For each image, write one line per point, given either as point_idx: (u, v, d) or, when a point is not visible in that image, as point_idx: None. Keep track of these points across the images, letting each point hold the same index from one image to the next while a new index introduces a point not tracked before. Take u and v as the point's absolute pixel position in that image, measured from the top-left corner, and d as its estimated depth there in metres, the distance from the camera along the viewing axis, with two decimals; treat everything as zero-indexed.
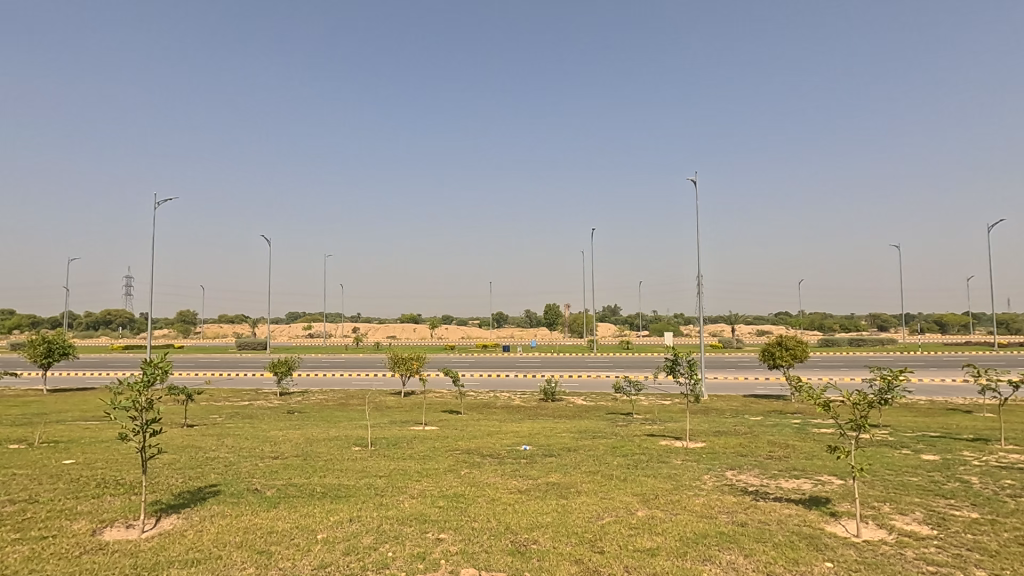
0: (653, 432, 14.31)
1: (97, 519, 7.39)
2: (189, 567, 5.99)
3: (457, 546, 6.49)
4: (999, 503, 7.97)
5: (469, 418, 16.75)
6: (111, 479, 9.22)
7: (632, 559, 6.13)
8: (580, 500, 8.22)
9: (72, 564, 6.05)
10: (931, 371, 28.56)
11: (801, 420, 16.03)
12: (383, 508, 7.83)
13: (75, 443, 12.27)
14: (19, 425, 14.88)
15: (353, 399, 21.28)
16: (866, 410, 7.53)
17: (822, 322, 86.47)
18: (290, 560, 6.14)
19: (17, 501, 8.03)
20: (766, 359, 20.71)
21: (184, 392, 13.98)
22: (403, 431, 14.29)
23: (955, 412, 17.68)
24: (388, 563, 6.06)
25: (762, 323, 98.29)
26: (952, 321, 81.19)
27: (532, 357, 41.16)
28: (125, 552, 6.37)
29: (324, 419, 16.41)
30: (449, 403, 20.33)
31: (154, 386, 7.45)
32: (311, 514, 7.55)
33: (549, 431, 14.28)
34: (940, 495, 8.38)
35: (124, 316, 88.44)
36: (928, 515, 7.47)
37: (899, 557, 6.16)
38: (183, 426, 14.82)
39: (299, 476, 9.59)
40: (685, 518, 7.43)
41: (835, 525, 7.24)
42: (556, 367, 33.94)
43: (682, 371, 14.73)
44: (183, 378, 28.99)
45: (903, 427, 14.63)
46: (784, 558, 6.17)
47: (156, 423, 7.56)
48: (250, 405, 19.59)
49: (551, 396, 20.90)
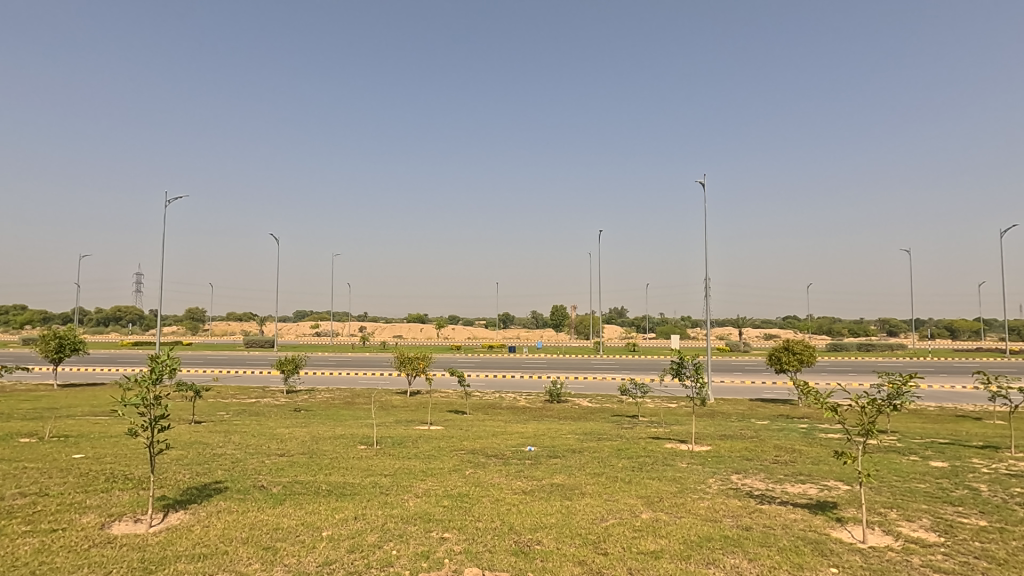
0: (657, 434, 14.36)
1: (106, 513, 7.47)
2: (195, 561, 6.05)
3: (460, 546, 6.52)
4: (1009, 511, 7.88)
5: (475, 419, 16.79)
6: (120, 474, 9.33)
7: (635, 561, 6.15)
8: (585, 502, 8.24)
9: (81, 556, 6.13)
10: (939, 378, 28.34)
11: (808, 425, 15.83)
12: (388, 507, 7.87)
13: (83, 439, 12.37)
14: (31, 420, 15.02)
15: (359, 398, 21.47)
16: (874, 416, 7.47)
17: (831, 326, 85.95)
18: (296, 557, 6.18)
19: (27, 494, 8.15)
20: (773, 364, 20.33)
21: (191, 388, 14.04)
22: (409, 430, 14.38)
23: (964, 419, 17.43)
24: (391, 561, 6.10)
25: (770, 326, 97.80)
26: (961, 327, 80.33)
27: (537, 359, 41.74)
28: (133, 545, 6.44)
29: (330, 418, 16.51)
30: (455, 404, 20.40)
31: (161, 381, 7.44)
32: (317, 512, 7.61)
33: (554, 432, 14.36)
34: (948, 502, 8.30)
35: (135, 312, 89.41)
36: (936, 523, 7.39)
37: (905, 564, 6.12)
38: (191, 423, 14.95)
39: (305, 473, 9.66)
40: (690, 521, 7.42)
41: (840, 530, 7.23)
42: (565, 368, 33.93)
43: (688, 373, 14.53)
44: (193, 375, 29.21)
45: (913, 434, 14.46)
46: (790, 563, 6.14)
47: (164, 419, 7.50)
48: (258, 402, 19.74)
49: (556, 397, 21.01)
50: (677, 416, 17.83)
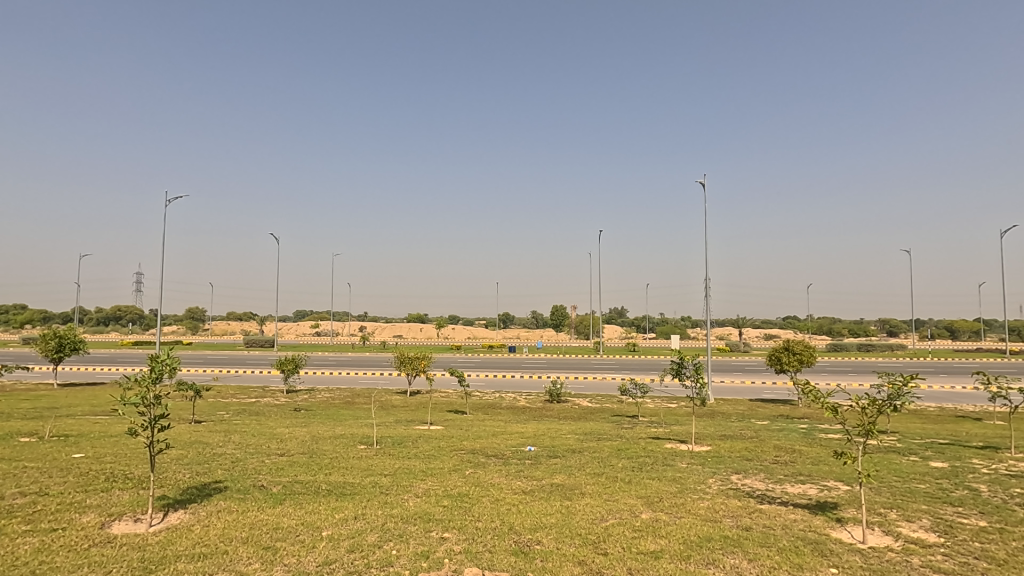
0: (657, 434, 14.37)
1: (106, 513, 7.48)
2: (195, 561, 6.05)
3: (460, 546, 6.52)
4: (1009, 511, 7.88)
5: (475, 418, 16.79)
6: (120, 474, 9.33)
7: (635, 561, 6.14)
8: (585, 502, 8.23)
9: (81, 556, 6.13)
10: (939, 378, 28.34)
11: (808, 425, 15.83)
12: (388, 506, 7.87)
13: (83, 438, 12.37)
14: (31, 419, 15.02)
15: (360, 397, 21.47)
16: (874, 416, 7.46)
17: (831, 327, 85.96)
18: (296, 557, 6.18)
19: (27, 493, 8.16)
20: (773, 364, 20.32)
21: (191, 387, 14.04)
22: (409, 430, 14.38)
23: (964, 419, 17.42)
24: (391, 561, 6.10)
25: (770, 327, 97.79)
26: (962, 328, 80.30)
27: (537, 358, 41.71)
28: (133, 545, 6.44)
29: (331, 417, 16.51)
30: (455, 403, 20.39)
31: (162, 381, 7.45)
32: (316, 512, 7.61)
33: (554, 432, 14.36)
34: (948, 503, 8.30)
35: (136, 312, 89.47)
36: (936, 523, 7.39)
37: (905, 564, 6.12)
38: (191, 423, 14.94)
39: (305, 473, 9.66)
40: (690, 521, 7.42)
41: (841, 530, 7.23)
42: (565, 368, 33.93)
43: (688, 374, 14.50)
44: (193, 375, 29.20)
45: (913, 435, 14.47)
46: (790, 563, 6.14)
47: (164, 419, 7.51)
48: (257, 402, 19.73)
49: (556, 397, 21.02)
50: (677, 416, 17.83)
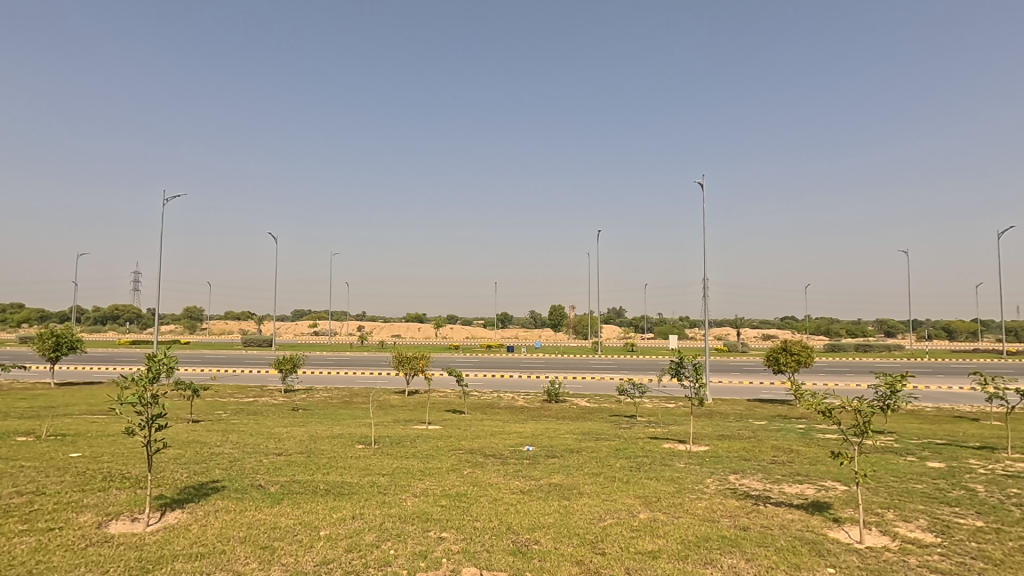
0: (655, 434, 14.38)
1: (103, 512, 7.46)
2: (192, 561, 6.04)
3: (458, 546, 6.52)
4: (1005, 512, 7.90)
5: (473, 418, 16.78)
6: (117, 473, 9.32)
7: (633, 561, 6.15)
8: (583, 502, 8.24)
9: (78, 555, 6.12)
10: (937, 378, 28.38)
11: (806, 425, 15.86)
12: (386, 506, 7.87)
13: (81, 437, 12.35)
14: (27, 419, 14.96)
15: (358, 397, 21.44)
16: (869, 417, 7.46)
17: (829, 327, 86.05)
18: (293, 556, 6.18)
19: (23, 492, 8.14)
20: (772, 364, 20.34)
21: (189, 387, 14.00)
22: (407, 430, 14.37)
23: (962, 420, 17.42)
24: (389, 561, 6.09)
25: (768, 327, 97.86)
26: (960, 328, 80.41)
27: (536, 358, 41.67)
28: (131, 545, 6.43)
29: (329, 417, 16.48)
30: (453, 403, 20.38)
31: (159, 380, 7.44)
32: (314, 511, 7.60)
33: (552, 432, 14.35)
34: (945, 503, 8.32)
35: (134, 312, 89.33)
36: (933, 523, 7.41)
37: (902, 564, 6.14)
38: (188, 422, 14.88)
39: (303, 472, 9.66)
40: (688, 521, 7.43)
41: (838, 530, 7.25)
42: (564, 368, 33.89)
43: (687, 375, 14.48)
44: (191, 375, 29.10)
45: (910, 435, 14.49)
46: (786, 563, 6.16)
47: (162, 419, 7.49)
48: (254, 402, 19.66)
49: (554, 397, 21.09)
50: (676, 416, 17.85)
